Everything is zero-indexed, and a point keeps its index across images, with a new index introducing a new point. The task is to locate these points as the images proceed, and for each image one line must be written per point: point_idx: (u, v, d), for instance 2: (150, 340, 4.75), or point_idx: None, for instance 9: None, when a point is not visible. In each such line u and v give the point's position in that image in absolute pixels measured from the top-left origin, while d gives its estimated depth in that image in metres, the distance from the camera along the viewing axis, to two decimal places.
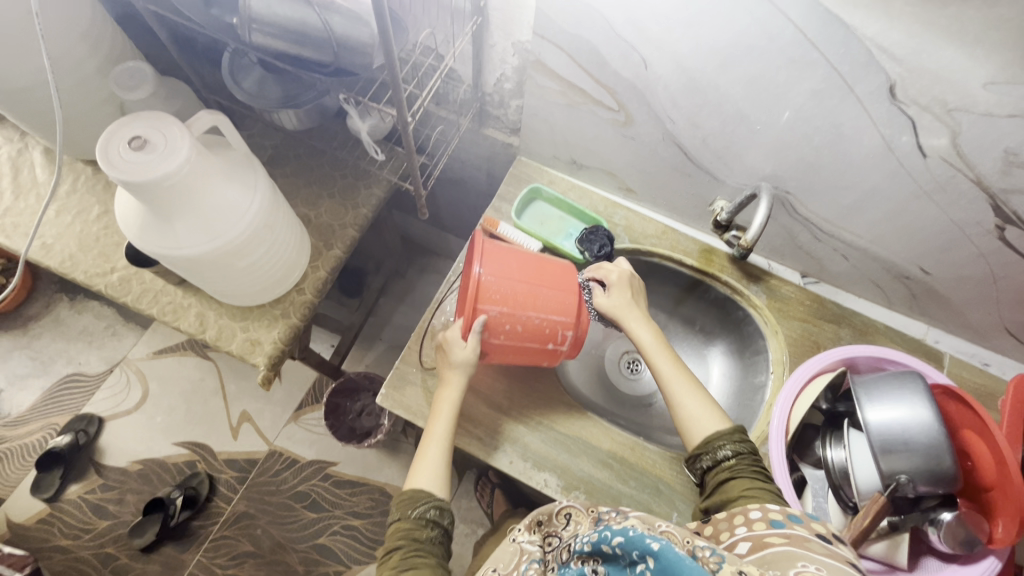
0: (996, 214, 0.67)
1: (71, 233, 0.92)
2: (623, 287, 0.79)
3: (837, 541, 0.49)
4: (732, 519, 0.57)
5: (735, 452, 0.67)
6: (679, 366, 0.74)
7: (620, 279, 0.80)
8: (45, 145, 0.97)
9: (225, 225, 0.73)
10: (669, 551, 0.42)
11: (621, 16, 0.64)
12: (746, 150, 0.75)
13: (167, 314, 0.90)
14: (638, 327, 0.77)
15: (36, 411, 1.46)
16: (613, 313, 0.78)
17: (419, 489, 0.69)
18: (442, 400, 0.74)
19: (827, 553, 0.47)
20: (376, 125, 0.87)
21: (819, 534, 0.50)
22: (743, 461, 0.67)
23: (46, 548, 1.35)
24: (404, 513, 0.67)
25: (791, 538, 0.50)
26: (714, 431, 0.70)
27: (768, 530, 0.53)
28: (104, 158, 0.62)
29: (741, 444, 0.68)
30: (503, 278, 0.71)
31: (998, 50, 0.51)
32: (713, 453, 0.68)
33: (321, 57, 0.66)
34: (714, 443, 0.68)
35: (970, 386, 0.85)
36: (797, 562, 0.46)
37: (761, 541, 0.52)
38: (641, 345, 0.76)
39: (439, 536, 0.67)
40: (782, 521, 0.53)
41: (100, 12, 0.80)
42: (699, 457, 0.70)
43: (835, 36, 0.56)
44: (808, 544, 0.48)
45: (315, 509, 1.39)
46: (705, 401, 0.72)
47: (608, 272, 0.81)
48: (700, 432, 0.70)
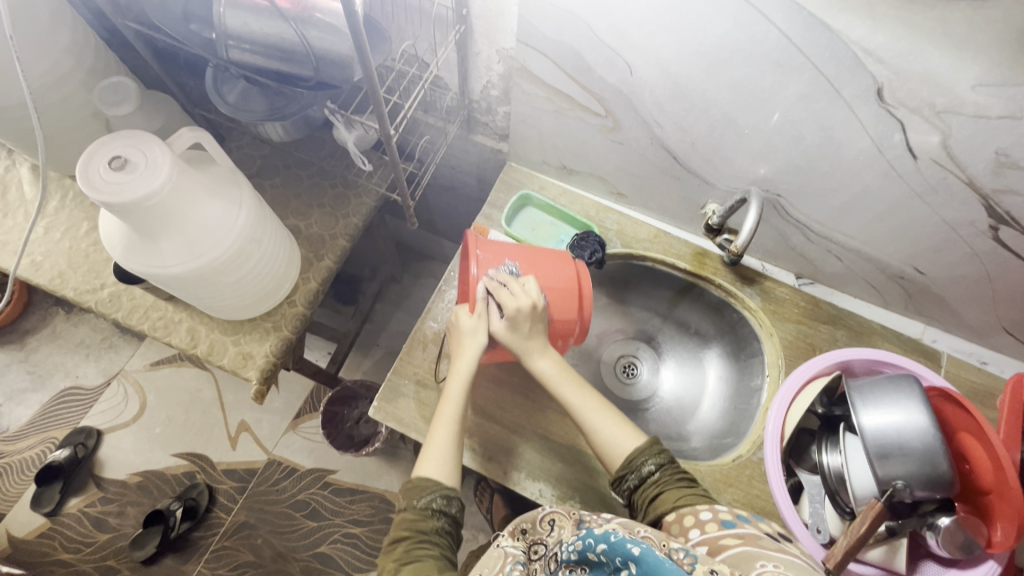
0: (989, 214, 0.66)
1: (60, 250, 0.92)
2: (524, 320, 0.69)
3: (781, 537, 0.54)
4: (682, 521, 0.60)
5: (657, 465, 0.68)
6: (582, 388, 0.73)
7: (517, 313, 0.69)
8: (32, 162, 0.96)
9: (208, 242, 0.72)
10: (649, 554, 0.43)
11: (603, 22, 0.63)
12: (735, 154, 0.74)
13: (157, 330, 0.89)
14: (537, 358, 0.72)
15: (34, 425, 1.46)
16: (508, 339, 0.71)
17: (427, 478, 0.67)
18: (452, 381, 0.71)
19: (776, 548, 0.51)
20: (362, 136, 0.87)
21: (766, 531, 0.55)
22: (667, 472, 0.67)
23: (47, 562, 1.35)
24: (410, 502, 0.66)
25: (745, 537, 0.54)
26: (633, 447, 0.69)
27: (722, 531, 0.56)
28: (84, 179, 0.61)
29: (660, 455, 0.69)
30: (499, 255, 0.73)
31: (987, 51, 0.50)
32: (638, 470, 0.67)
33: (301, 71, 0.66)
34: (637, 460, 0.68)
35: (967, 386, 0.84)
36: (758, 560, 0.49)
37: (717, 542, 0.55)
38: (544, 377, 0.72)
39: (446, 525, 0.66)
40: (733, 521, 0.57)
41: (81, 28, 0.79)
42: (624, 477, 0.68)
43: (820, 40, 0.55)
44: (761, 543, 0.52)
45: (315, 517, 1.39)
46: (618, 419, 0.72)
47: (506, 304, 0.69)
48: (621, 453, 0.69)
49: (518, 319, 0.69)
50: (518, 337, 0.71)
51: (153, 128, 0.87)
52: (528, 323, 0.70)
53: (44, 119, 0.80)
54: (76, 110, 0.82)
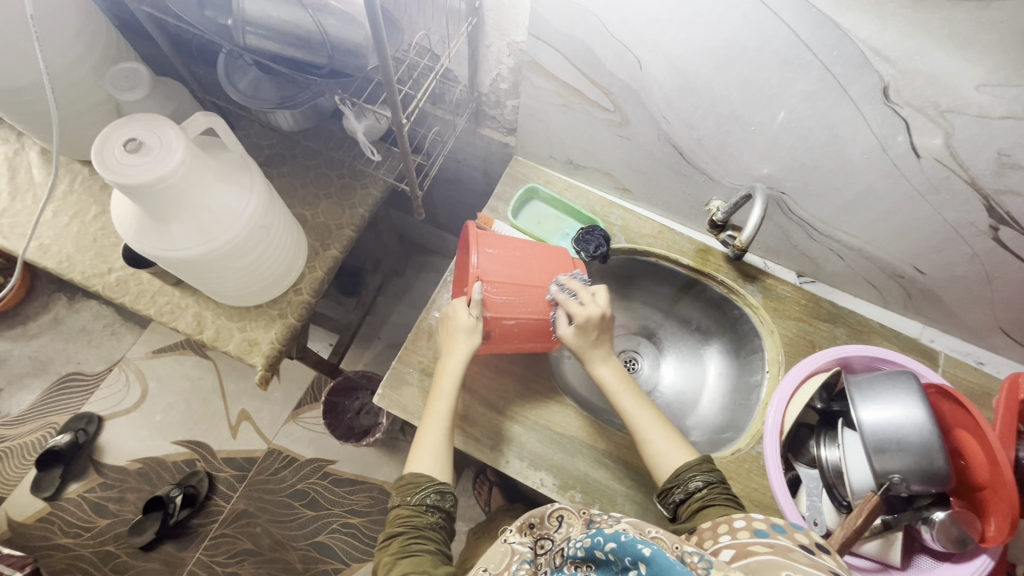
0: (990, 215, 0.67)
1: (68, 234, 0.92)
2: (592, 327, 0.75)
3: (818, 551, 0.48)
4: (716, 529, 0.57)
5: (705, 482, 0.66)
6: (643, 403, 0.75)
7: (589, 322, 0.75)
8: (42, 146, 0.97)
9: (219, 227, 0.73)
10: (660, 556, 0.41)
11: (614, 16, 0.64)
12: (740, 152, 0.76)
13: (164, 315, 0.90)
14: (599, 365, 0.77)
15: (35, 410, 1.46)
16: (575, 347, 0.76)
17: (419, 473, 0.68)
18: (443, 376, 0.73)
19: (810, 564, 0.45)
20: (372, 125, 0.88)
21: (802, 544, 0.49)
22: (715, 490, 0.66)
23: (46, 546, 1.35)
24: (404, 498, 0.66)
25: (775, 547, 0.48)
26: (682, 463, 0.69)
27: (752, 538, 0.52)
28: (99, 160, 0.62)
29: (710, 474, 0.67)
30: (497, 243, 0.75)
31: (991, 53, 0.51)
32: (684, 485, 0.67)
33: (315, 59, 0.66)
34: (686, 474, 0.67)
35: (964, 385, 0.86)
36: (782, 571, 0.44)
37: (745, 549, 0.51)
38: (605, 384, 0.76)
39: (440, 521, 0.66)
40: (766, 530, 0.52)
41: (94, 13, 0.80)
42: (671, 491, 0.68)
43: (828, 38, 0.56)
44: (794, 555, 0.47)
45: (313, 507, 1.40)
46: (670, 427, 0.74)
47: (579, 312, 0.74)
48: (667, 467, 0.70)
49: (587, 327, 0.75)
50: (584, 343, 0.76)
51: (164, 114, 0.88)
52: (596, 332, 0.76)
53: (57, 102, 0.80)
54: (88, 94, 0.82)
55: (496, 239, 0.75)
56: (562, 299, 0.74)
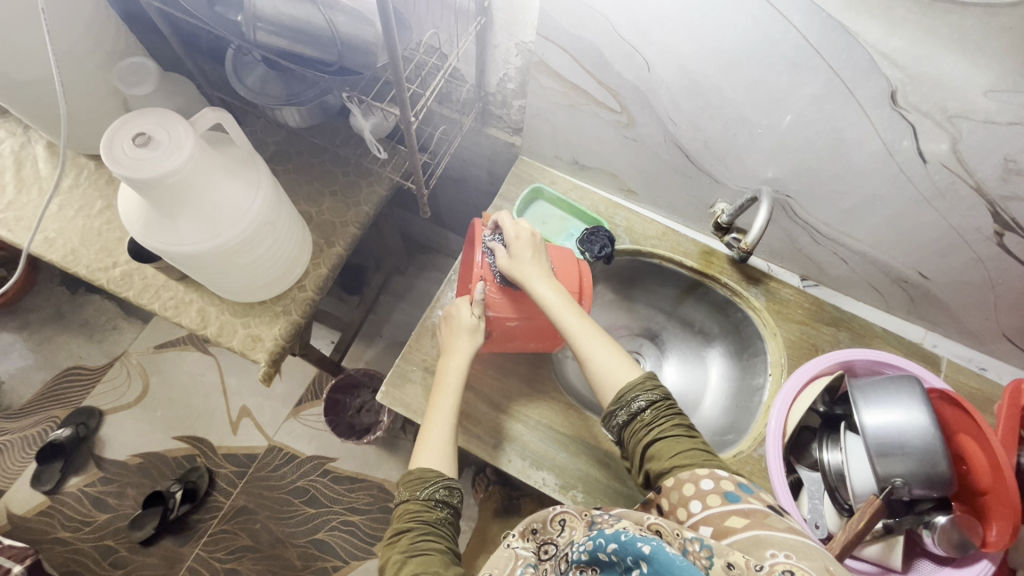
0: (995, 220, 0.67)
1: (73, 227, 0.93)
2: (524, 246, 0.73)
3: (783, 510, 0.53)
4: (681, 490, 0.57)
5: (648, 402, 0.66)
6: (584, 320, 0.71)
7: (519, 241, 0.74)
8: (48, 140, 0.97)
9: (228, 223, 0.73)
10: (661, 553, 0.41)
11: (623, 17, 0.64)
12: (747, 154, 0.76)
13: (168, 310, 0.90)
14: (538, 284, 0.71)
15: (36, 404, 1.46)
16: (512, 271, 0.72)
17: (427, 469, 0.67)
18: (447, 377, 0.74)
19: (788, 528, 0.49)
20: (379, 123, 0.88)
21: (770, 504, 0.53)
22: (659, 410, 0.66)
23: (46, 540, 1.35)
24: (413, 493, 0.66)
25: (752, 518, 0.51)
26: (629, 380, 0.69)
27: (727, 506, 0.54)
28: (107, 154, 0.62)
29: (651, 393, 0.67)
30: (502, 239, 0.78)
31: (999, 59, 0.51)
32: (628, 407, 0.67)
33: (324, 56, 0.67)
34: (629, 395, 0.67)
35: (966, 391, 0.86)
36: (768, 548, 0.47)
37: (725, 527, 0.52)
38: (546, 304, 0.70)
39: (448, 516, 0.66)
40: (737, 492, 0.54)
41: (103, 7, 0.80)
42: (614, 413, 0.68)
43: (836, 42, 0.57)
44: (771, 520, 0.50)
45: (313, 504, 1.40)
46: (615, 351, 0.71)
47: (511, 235, 0.74)
48: (611, 385, 0.69)
49: (518, 248, 0.73)
50: (519, 264, 0.72)
51: (171, 109, 0.88)
52: (532, 252, 0.73)
53: (65, 96, 0.80)
54: (96, 88, 0.83)
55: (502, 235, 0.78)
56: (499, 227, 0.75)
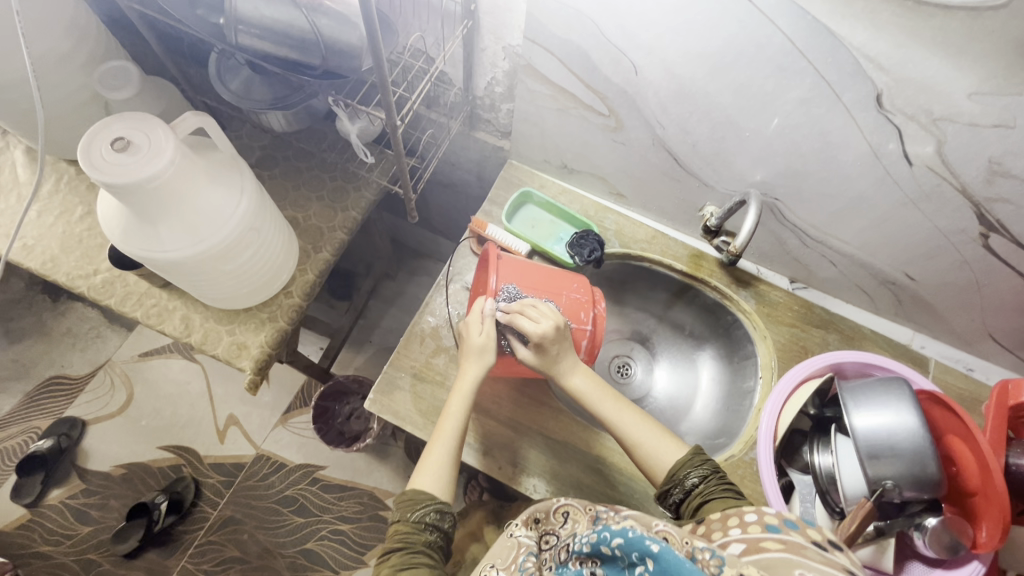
0: (980, 222, 0.67)
1: (53, 234, 0.91)
2: (551, 343, 0.70)
3: (831, 548, 0.48)
4: (725, 521, 0.56)
5: (702, 477, 0.65)
6: (620, 403, 0.73)
7: (544, 338, 0.69)
8: (26, 144, 0.95)
9: (208, 229, 0.72)
10: (669, 552, 0.41)
11: (610, 21, 0.64)
12: (734, 157, 0.76)
13: (151, 318, 0.88)
14: (571, 376, 0.73)
15: (17, 415, 1.43)
16: (542, 369, 0.71)
17: (421, 490, 0.66)
18: (453, 396, 0.72)
19: (823, 561, 0.46)
20: (366, 128, 0.87)
21: (815, 540, 0.49)
22: (710, 483, 0.65)
23: (26, 554, 1.33)
24: (403, 514, 0.64)
25: (787, 544, 0.48)
26: (676, 460, 0.68)
27: (763, 534, 0.51)
28: (85, 159, 0.61)
29: (703, 467, 0.66)
30: (515, 272, 0.76)
31: (982, 63, 0.52)
32: (682, 484, 0.66)
33: (309, 59, 0.66)
34: (681, 473, 0.66)
35: (955, 392, 0.86)
36: (795, 570, 0.45)
37: (756, 545, 0.50)
38: (578, 394, 0.73)
39: (438, 540, 0.64)
40: (778, 526, 0.51)
41: (83, 9, 0.78)
42: (670, 492, 0.66)
43: (822, 45, 0.57)
44: (806, 552, 0.47)
45: (302, 514, 1.38)
46: (653, 427, 0.71)
47: (532, 331, 0.69)
48: (666, 463, 0.68)
49: (544, 343, 0.70)
50: (547, 361, 0.71)
51: (153, 114, 0.87)
52: (556, 344, 0.71)
53: (43, 100, 0.79)
54: (76, 92, 0.81)
55: (516, 271, 0.76)
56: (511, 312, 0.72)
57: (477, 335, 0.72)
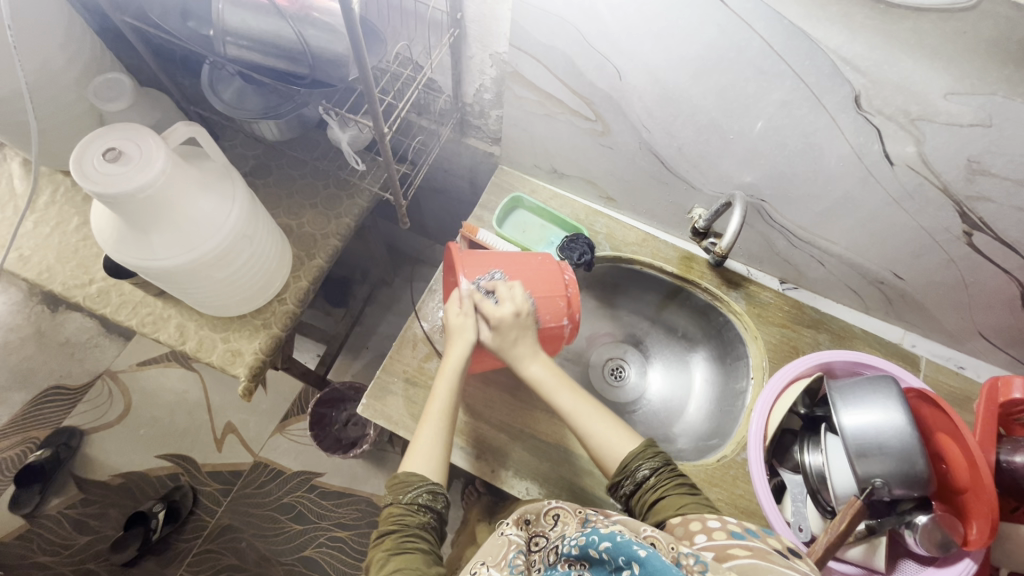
0: (963, 221, 0.68)
1: (49, 244, 0.92)
2: (511, 325, 0.70)
3: (792, 556, 0.49)
4: (687, 526, 0.57)
5: (652, 469, 0.66)
6: (578, 395, 0.73)
7: (501, 323, 0.70)
8: (23, 156, 0.96)
9: (200, 236, 0.73)
10: (656, 558, 0.41)
11: (593, 27, 0.65)
12: (720, 160, 0.77)
13: (146, 326, 0.89)
14: (528, 362, 0.72)
15: (15, 425, 1.44)
16: (499, 347, 0.71)
17: (413, 473, 0.66)
18: (440, 379, 0.71)
19: (788, 566, 0.46)
20: (356, 135, 0.88)
21: (778, 548, 0.50)
22: (662, 477, 0.66)
23: (24, 565, 1.33)
24: (397, 497, 0.65)
25: (753, 550, 0.49)
26: (627, 453, 0.69)
27: (729, 540, 0.52)
28: (77, 169, 0.62)
29: (654, 459, 0.67)
30: (480, 265, 0.73)
31: (957, 63, 0.53)
32: (632, 476, 0.67)
33: (297, 68, 0.67)
34: (632, 464, 0.67)
35: (946, 390, 0.86)
36: None
37: (725, 552, 0.50)
38: (534, 379, 0.72)
39: (432, 522, 0.65)
40: (741, 533, 0.52)
41: (78, 23, 0.80)
42: (620, 483, 0.67)
43: (800, 49, 0.57)
44: (772, 557, 0.47)
45: (300, 521, 1.38)
46: (611, 422, 0.71)
47: (490, 313, 0.70)
48: (613, 457, 0.69)
49: (503, 325, 0.70)
50: (505, 340, 0.71)
51: (148, 124, 0.88)
52: (516, 329, 0.71)
53: (38, 113, 0.80)
54: (71, 105, 0.82)
55: (481, 264, 0.73)
56: (472, 294, 0.72)
57: (456, 322, 0.72)
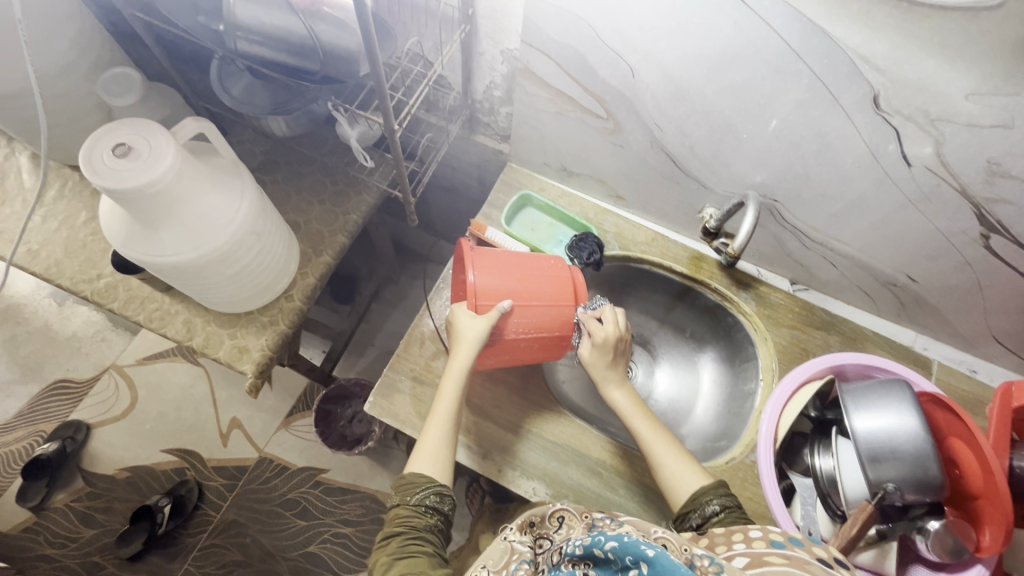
0: (981, 223, 0.67)
1: (57, 239, 0.92)
2: (609, 349, 0.75)
3: (837, 565, 0.47)
4: (729, 535, 0.56)
5: (723, 506, 0.66)
6: (656, 426, 0.74)
7: (607, 342, 0.75)
8: (32, 150, 0.96)
9: (208, 234, 0.72)
10: (664, 557, 0.40)
11: (606, 24, 0.64)
12: (734, 159, 0.76)
13: (153, 321, 0.89)
14: (612, 389, 0.76)
15: (23, 418, 1.44)
16: (591, 371, 0.76)
17: (419, 474, 0.66)
18: (446, 380, 0.70)
19: None
20: (365, 132, 0.88)
21: (820, 557, 0.48)
22: (732, 514, 0.65)
23: (31, 557, 1.34)
24: (403, 498, 0.65)
25: (792, 559, 0.48)
26: (698, 487, 0.68)
27: (768, 549, 0.51)
28: (86, 163, 0.61)
29: (726, 497, 0.67)
30: (491, 266, 0.72)
31: (980, 62, 0.51)
32: (701, 509, 0.66)
33: (308, 65, 0.66)
34: (702, 498, 0.67)
35: (957, 394, 0.85)
36: None
37: (760, 559, 0.49)
38: (618, 408, 0.76)
39: (438, 523, 0.65)
40: (783, 542, 0.51)
41: (87, 17, 0.79)
42: (687, 514, 0.67)
43: (818, 47, 0.57)
44: (811, 567, 0.46)
45: (305, 517, 1.39)
46: (683, 459, 0.71)
47: (598, 332, 0.75)
48: (683, 491, 0.69)
49: (606, 348, 0.75)
50: (599, 365, 0.76)
51: (156, 119, 0.87)
52: (614, 354, 0.76)
53: (46, 107, 0.80)
54: (79, 99, 0.82)
55: (491, 264, 0.72)
56: (584, 318, 0.75)
57: (464, 326, 0.69)
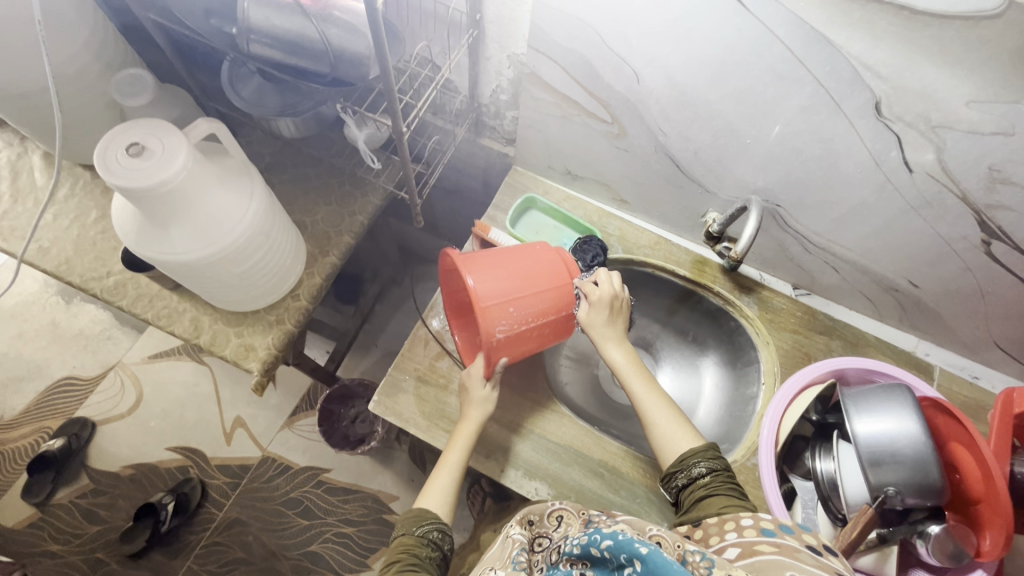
0: (982, 229, 0.67)
1: (68, 237, 0.93)
2: (606, 307, 0.76)
3: (825, 552, 0.48)
4: (722, 525, 0.57)
5: (710, 469, 0.66)
6: (653, 387, 0.74)
7: (603, 300, 0.76)
8: (44, 150, 0.98)
9: (217, 233, 0.73)
10: (657, 554, 0.41)
11: (611, 28, 0.65)
12: (738, 164, 0.76)
13: (161, 319, 0.90)
14: (610, 347, 0.76)
15: (30, 414, 1.46)
16: (588, 329, 0.76)
17: (428, 509, 0.69)
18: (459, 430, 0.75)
19: (816, 565, 0.45)
20: (373, 134, 0.89)
21: (809, 544, 0.49)
22: (718, 478, 0.66)
23: (35, 553, 1.35)
24: (409, 529, 0.67)
25: (781, 547, 0.49)
26: (688, 448, 0.69)
27: (758, 538, 0.52)
28: (101, 162, 0.63)
29: (714, 461, 0.67)
30: (485, 268, 0.71)
31: (979, 70, 0.52)
32: (688, 470, 0.67)
33: (318, 67, 0.67)
34: (691, 460, 0.67)
35: (959, 400, 0.86)
36: (786, 571, 0.45)
37: (751, 549, 0.51)
38: (614, 365, 0.75)
39: (438, 559, 0.66)
40: (773, 530, 0.51)
41: (101, 19, 0.81)
42: (674, 474, 0.68)
43: (820, 54, 0.57)
44: (799, 555, 0.47)
45: (307, 516, 1.39)
46: (677, 418, 0.72)
47: (593, 292, 0.76)
48: (674, 451, 0.70)
49: (602, 307, 0.75)
50: (596, 323, 0.76)
51: (166, 119, 0.89)
52: (610, 311, 0.76)
53: (60, 107, 0.81)
54: (92, 99, 0.84)
55: (485, 267, 0.71)
56: (579, 283, 0.77)
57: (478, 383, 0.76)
